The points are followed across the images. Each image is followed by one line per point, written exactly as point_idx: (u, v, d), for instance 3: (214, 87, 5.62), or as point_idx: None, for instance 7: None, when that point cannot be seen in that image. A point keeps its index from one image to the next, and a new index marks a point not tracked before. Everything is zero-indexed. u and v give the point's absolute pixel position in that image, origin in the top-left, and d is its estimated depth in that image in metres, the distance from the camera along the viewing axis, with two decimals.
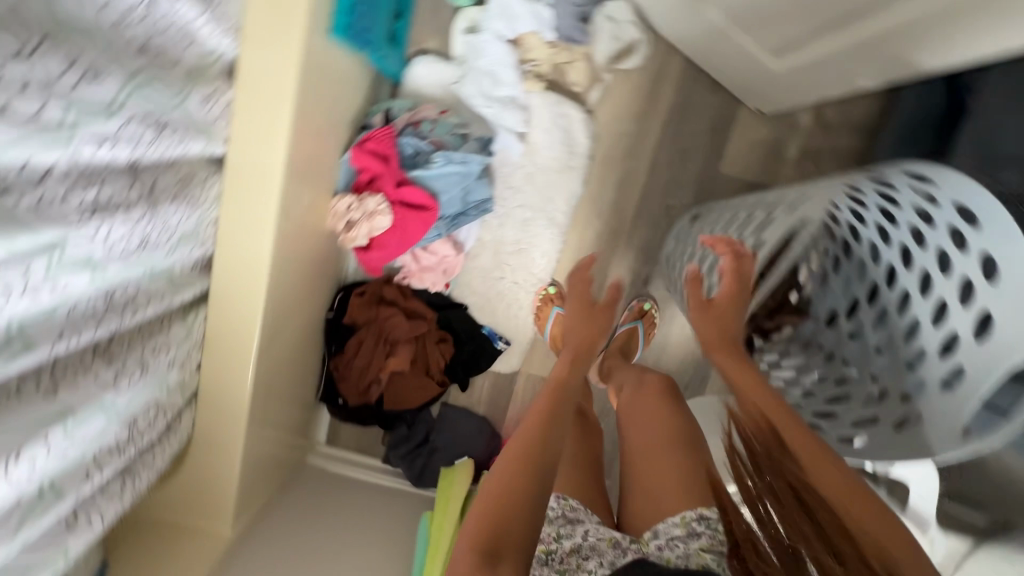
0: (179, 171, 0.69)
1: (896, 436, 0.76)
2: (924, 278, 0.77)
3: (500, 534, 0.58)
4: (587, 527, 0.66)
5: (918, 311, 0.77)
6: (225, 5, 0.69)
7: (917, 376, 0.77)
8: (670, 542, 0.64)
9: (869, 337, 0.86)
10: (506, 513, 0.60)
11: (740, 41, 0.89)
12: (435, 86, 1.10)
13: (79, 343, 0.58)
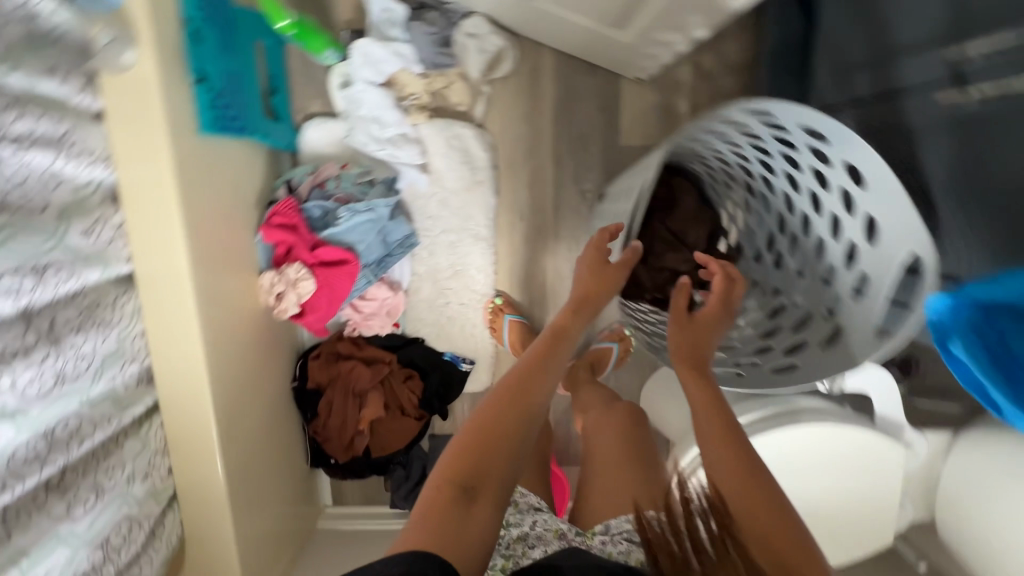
0: (82, 302, 0.74)
1: (823, 355, 0.76)
2: (812, 197, 0.81)
3: (475, 473, 0.61)
4: (536, 518, 0.75)
5: (819, 229, 0.81)
6: (84, 140, 0.74)
7: (833, 291, 0.80)
8: (614, 538, 0.71)
9: (789, 263, 0.89)
10: (486, 452, 0.62)
11: (584, 25, 0.91)
12: (329, 145, 1.14)
13: (20, 487, 0.64)
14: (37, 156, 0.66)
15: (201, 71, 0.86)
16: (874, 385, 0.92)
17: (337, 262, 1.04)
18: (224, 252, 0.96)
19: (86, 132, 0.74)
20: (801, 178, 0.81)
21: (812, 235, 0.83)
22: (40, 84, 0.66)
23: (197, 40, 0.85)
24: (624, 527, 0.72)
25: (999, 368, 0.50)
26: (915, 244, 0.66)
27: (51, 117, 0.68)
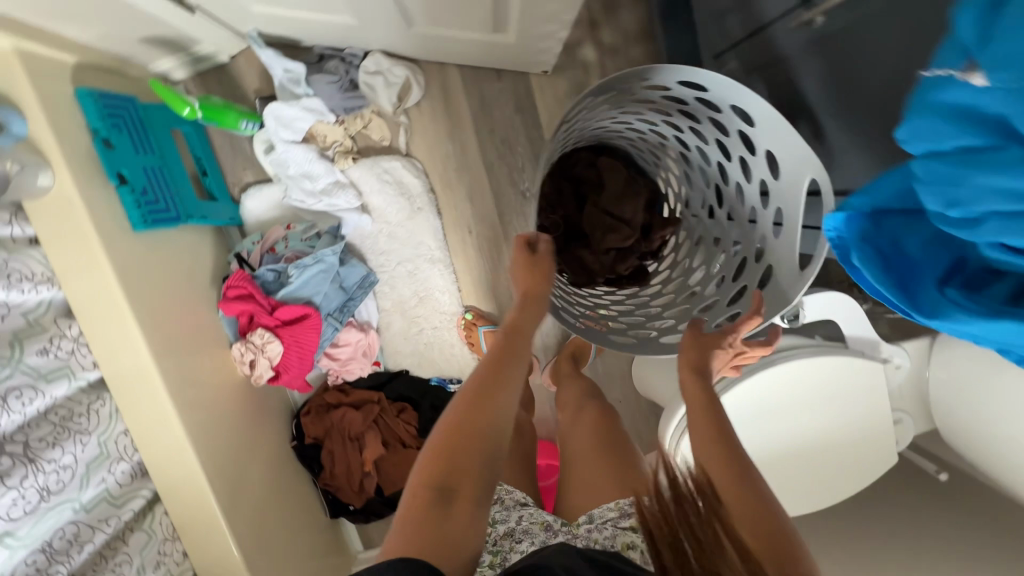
0: (54, 417, 0.77)
1: (763, 294, 0.79)
2: (719, 144, 0.83)
3: (453, 471, 0.56)
4: (522, 513, 0.76)
5: (734, 174, 0.83)
6: (23, 266, 0.78)
7: (759, 229, 0.81)
8: (602, 525, 0.73)
9: (719, 212, 0.90)
10: (465, 445, 0.57)
11: (468, 37, 0.94)
12: (270, 210, 1.18)
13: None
14: None
15: (120, 176, 0.89)
16: (837, 311, 0.90)
17: (300, 318, 1.07)
18: (187, 336, 0.99)
19: (23, 257, 0.78)
20: (703, 131, 0.83)
21: (732, 182, 0.85)
22: None
23: (110, 148, 0.89)
24: (608, 515, 0.75)
25: (888, 273, 0.49)
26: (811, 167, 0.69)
27: None
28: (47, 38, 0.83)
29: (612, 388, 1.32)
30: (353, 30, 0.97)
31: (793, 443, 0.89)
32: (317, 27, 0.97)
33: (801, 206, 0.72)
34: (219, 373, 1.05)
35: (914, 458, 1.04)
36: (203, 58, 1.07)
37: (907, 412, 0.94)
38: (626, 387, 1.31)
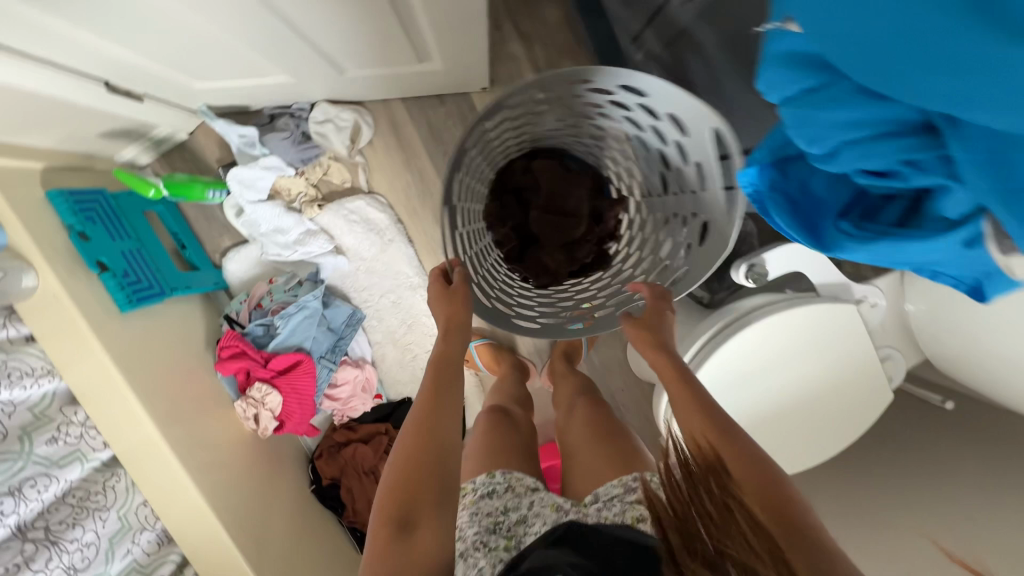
0: (71, 498, 0.83)
1: (707, 246, 0.80)
2: (629, 119, 0.84)
3: (409, 500, 0.60)
4: (533, 499, 0.77)
5: (654, 140, 0.85)
6: (21, 365, 0.83)
7: (692, 184, 0.82)
8: (610, 501, 0.72)
9: (656, 178, 0.91)
10: (416, 475, 0.62)
11: (399, 70, 0.98)
12: (250, 269, 1.23)
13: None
14: None
15: (100, 263, 0.95)
16: (802, 262, 0.90)
17: (294, 365, 1.12)
18: (189, 403, 1.03)
19: (20, 356, 0.84)
20: (610, 112, 0.85)
21: (657, 147, 0.86)
22: None
23: (87, 241, 0.95)
24: (613, 492, 0.73)
25: (799, 220, 0.50)
26: (711, 118, 0.71)
27: None
28: (14, 152, 0.89)
29: (613, 378, 1.33)
30: (292, 86, 1.01)
31: (781, 399, 0.90)
32: (259, 91, 1.02)
33: (715, 152, 0.74)
34: (226, 432, 1.09)
35: (917, 391, 1.03)
36: (163, 139, 1.13)
37: (895, 347, 0.94)
38: (626, 374, 1.32)
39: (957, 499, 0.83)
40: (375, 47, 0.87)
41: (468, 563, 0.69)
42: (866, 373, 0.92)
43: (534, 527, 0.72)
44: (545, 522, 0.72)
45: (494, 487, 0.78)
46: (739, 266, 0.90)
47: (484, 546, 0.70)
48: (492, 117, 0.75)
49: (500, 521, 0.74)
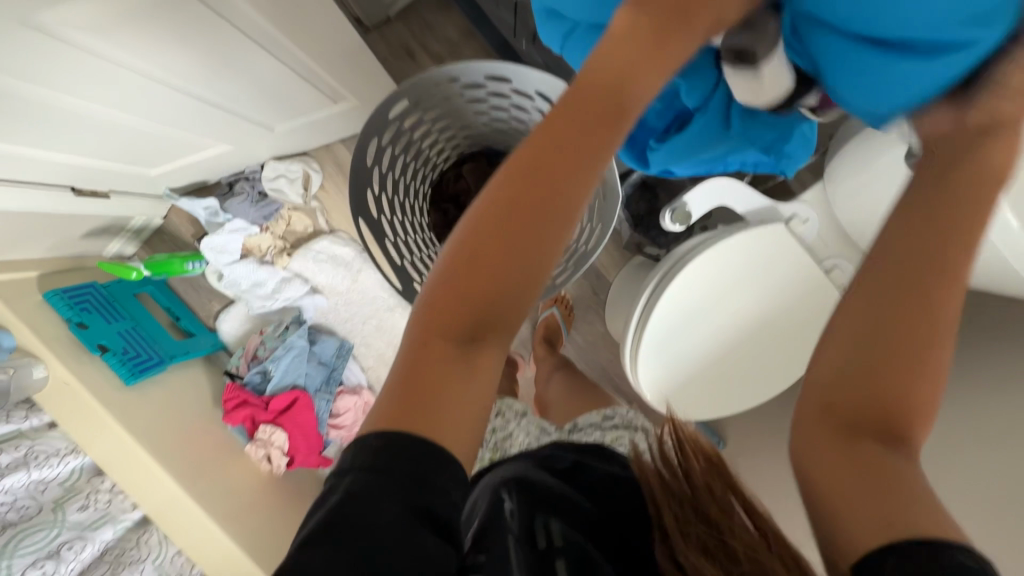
0: (108, 556, 0.94)
1: (608, 193, 0.79)
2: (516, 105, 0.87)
3: (489, 301, 0.37)
4: (520, 420, 0.80)
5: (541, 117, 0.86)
6: (46, 449, 0.95)
7: None
8: (588, 428, 0.76)
9: None
10: (500, 255, 0.37)
11: (322, 113, 1.06)
12: (242, 325, 1.34)
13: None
14: (13, 477, 0.87)
15: (101, 345, 1.07)
16: (725, 197, 0.93)
17: (293, 403, 1.21)
18: (204, 455, 1.12)
19: (45, 440, 0.96)
20: (497, 102, 0.87)
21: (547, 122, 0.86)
22: None
23: (85, 329, 1.07)
24: (592, 420, 0.77)
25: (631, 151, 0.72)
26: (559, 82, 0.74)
27: (9, 450, 0.90)
28: (9, 267, 1.02)
29: (602, 353, 1.35)
30: (234, 153, 1.11)
31: (733, 328, 0.94)
32: (208, 165, 1.12)
33: None
34: (245, 477, 1.17)
35: None
36: (142, 228, 1.26)
37: (843, 256, 0.97)
38: (613, 346, 1.35)
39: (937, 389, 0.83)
40: (288, 98, 0.97)
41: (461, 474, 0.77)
42: (815, 287, 0.93)
43: (518, 438, 0.78)
44: (529, 435, 0.78)
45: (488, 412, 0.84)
46: (663, 214, 0.93)
47: (474, 460, 0.77)
48: (377, 128, 0.80)
49: (488, 438, 0.80)
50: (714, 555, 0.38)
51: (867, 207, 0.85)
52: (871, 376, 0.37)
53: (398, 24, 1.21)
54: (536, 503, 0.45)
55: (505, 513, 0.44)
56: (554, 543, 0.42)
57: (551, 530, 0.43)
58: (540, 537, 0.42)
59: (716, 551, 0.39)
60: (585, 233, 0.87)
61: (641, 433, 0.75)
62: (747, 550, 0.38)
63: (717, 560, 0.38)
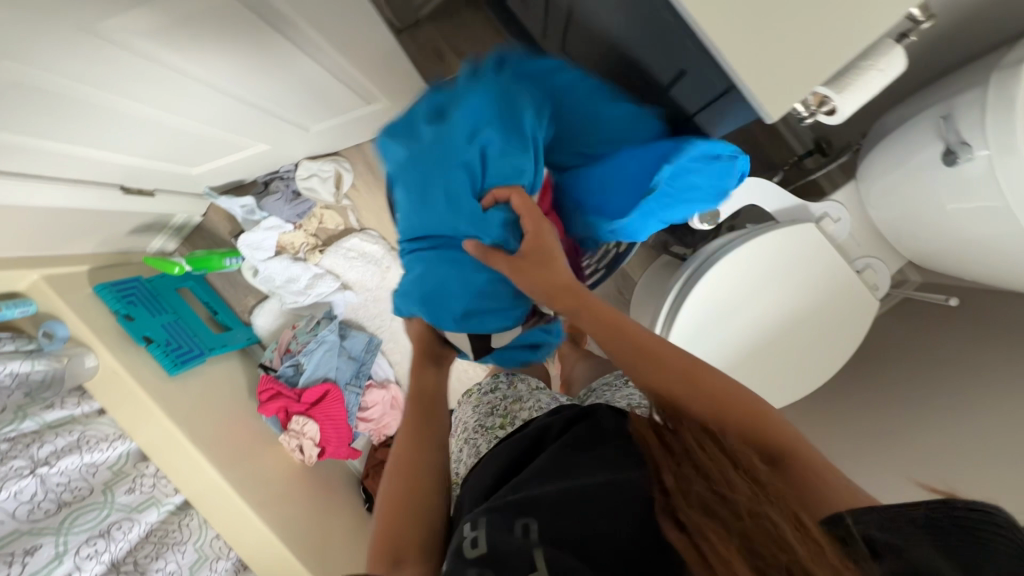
0: (154, 538, 0.98)
1: None
2: None
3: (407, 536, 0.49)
4: (531, 389, 0.74)
5: None
6: (96, 433, 1.00)
7: None
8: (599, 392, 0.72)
9: None
10: (427, 415, 0.60)
11: (354, 114, 1.09)
12: (276, 320, 1.39)
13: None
14: (68, 459, 0.91)
15: (146, 337, 1.13)
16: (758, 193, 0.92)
17: (324, 395, 1.24)
18: (240, 444, 1.17)
19: (95, 425, 1.01)
20: None
21: None
22: (47, 416, 0.94)
23: (132, 321, 1.12)
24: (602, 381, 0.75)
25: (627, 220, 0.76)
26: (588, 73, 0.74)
27: (64, 433, 0.94)
28: (62, 262, 1.09)
29: None
30: (270, 153, 1.15)
31: (766, 325, 0.93)
32: (245, 165, 1.17)
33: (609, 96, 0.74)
34: (278, 466, 1.22)
35: (925, 297, 1.02)
36: (182, 225, 1.32)
37: (875, 256, 0.96)
38: None
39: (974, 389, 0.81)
40: (323, 99, 1.00)
41: (471, 445, 0.68)
42: (846, 281, 0.93)
43: (525, 402, 0.70)
44: (537, 399, 0.71)
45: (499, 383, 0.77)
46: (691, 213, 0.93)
47: (484, 428, 0.69)
48: None
49: (496, 406, 0.72)
50: (718, 517, 0.38)
51: (901, 206, 0.84)
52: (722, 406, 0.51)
53: (428, 27, 1.24)
54: (518, 500, 0.43)
55: (468, 545, 0.40)
56: (534, 533, 0.40)
57: (530, 522, 0.41)
58: (515, 532, 0.40)
59: (721, 512, 0.38)
60: None
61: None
62: (749, 507, 0.38)
63: (720, 522, 0.37)
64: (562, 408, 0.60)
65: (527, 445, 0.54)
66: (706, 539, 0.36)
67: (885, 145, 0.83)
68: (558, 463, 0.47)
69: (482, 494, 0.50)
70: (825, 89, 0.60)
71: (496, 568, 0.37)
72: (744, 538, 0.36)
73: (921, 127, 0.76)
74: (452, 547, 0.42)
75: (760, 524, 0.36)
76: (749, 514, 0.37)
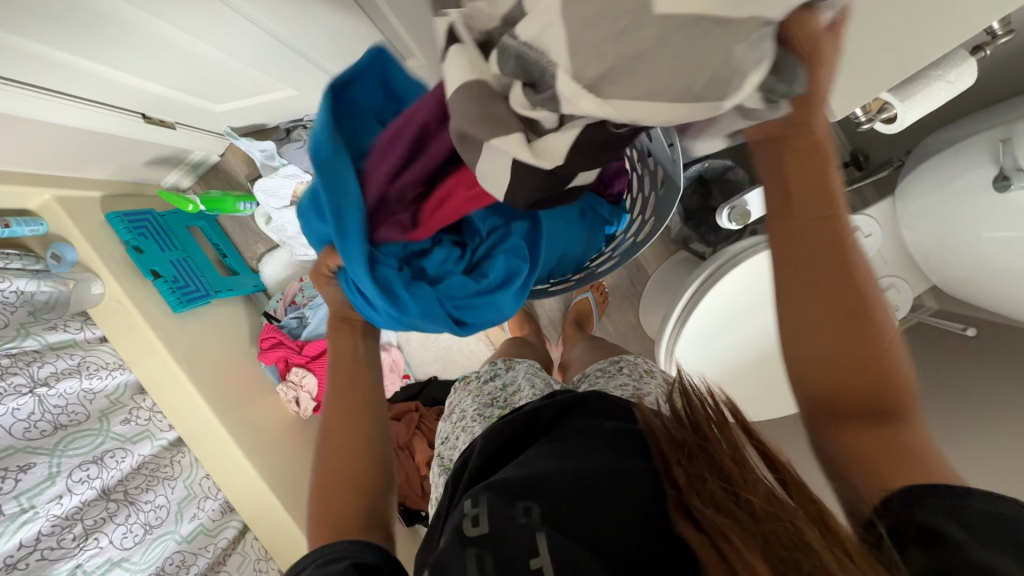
0: (145, 470, 0.98)
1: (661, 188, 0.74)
2: None
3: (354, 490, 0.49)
4: (526, 371, 0.67)
5: None
6: (98, 361, 1.00)
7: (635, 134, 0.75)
8: (596, 382, 0.64)
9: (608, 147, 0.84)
10: (356, 378, 0.57)
11: None
12: (283, 270, 1.39)
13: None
14: (67, 382, 0.91)
15: (153, 272, 1.12)
16: None
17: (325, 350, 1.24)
18: (237, 389, 1.17)
19: (96, 352, 1.01)
20: None
21: None
22: (50, 337, 0.93)
23: (141, 253, 1.11)
24: (600, 368, 0.66)
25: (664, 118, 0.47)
26: None
27: (65, 356, 0.94)
28: (77, 185, 1.07)
29: (630, 344, 1.35)
30: (296, 100, 1.12)
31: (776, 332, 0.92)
32: (269, 108, 1.14)
33: None
34: (273, 414, 1.22)
35: (940, 323, 1.00)
36: (199, 163, 1.29)
37: (898, 276, 0.95)
38: (643, 338, 1.34)
39: (982, 423, 0.81)
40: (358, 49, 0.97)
41: (467, 435, 0.59)
42: None
43: (524, 390, 0.62)
44: (536, 386, 0.62)
45: (498, 371, 0.69)
46: (721, 210, 0.91)
47: (480, 419, 0.60)
48: None
49: (496, 395, 0.64)
50: (735, 517, 0.33)
51: (937, 228, 0.82)
52: (859, 339, 0.45)
53: None
54: (515, 480, 0.39)
55: (469, 524, 0.36)
56: (536, 517, 0.36)
57: (531, 506, 0.37)
58: (518, 512, 0.36)
59: (737, 511, 0.34)
60: (633, 234, 0.82)
61: (652, 382, 0.63)
62: (770, 511, 0.33)
63: (737, 523, 0.33)
64: (556, 392, 0.53)
65: (518, 427, 0.48)
66: (723, 538, 0.32)
67: (928, 163, 0.81)
68: (553, 447, 0.43)
69: (477, 476, 0.45)
70: (888, 95, 0.60)
71: (496, 557, 0.34)
72: (766, 539, 0.32)
73: (970, 150, 0.74)
74: (451, 525, 0.38)
75: (781, 526, 0.32)
76: (769, 515, 0.33)
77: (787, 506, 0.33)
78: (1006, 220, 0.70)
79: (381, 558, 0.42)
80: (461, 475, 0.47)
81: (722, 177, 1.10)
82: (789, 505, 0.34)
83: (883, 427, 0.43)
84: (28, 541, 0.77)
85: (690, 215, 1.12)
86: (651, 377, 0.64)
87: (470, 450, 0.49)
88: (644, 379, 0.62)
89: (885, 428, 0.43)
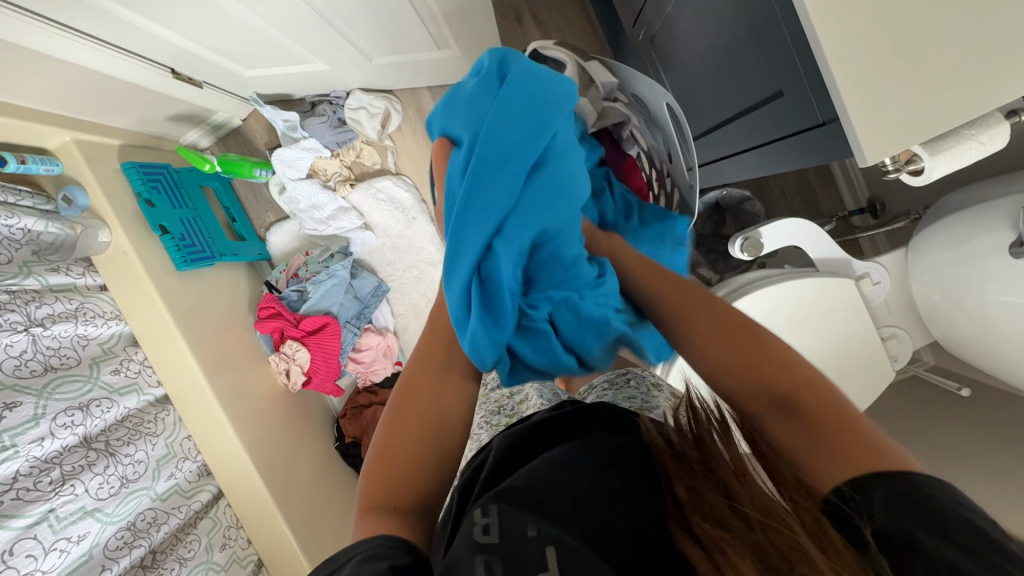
0: (130, 423, 0.97)
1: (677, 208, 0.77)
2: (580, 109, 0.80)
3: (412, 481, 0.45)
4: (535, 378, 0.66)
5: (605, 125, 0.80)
6: (95, 308, 0.99)
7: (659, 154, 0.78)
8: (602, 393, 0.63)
9: None
10: (439, 361, 0.55)
11: (421, 57, 1.07)
12: (290, 242, 1.39)
13: (118, 565, 0.86)
14: (62, 325, 0.90)
15: (162, 227, 1.11)
16: (801, 237, 0.91)
17: (322, 327, 1.24)
18: (230, 353, 1.17)
19: (95, 300, 1.00)
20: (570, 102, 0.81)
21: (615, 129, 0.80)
22: (51, 279, 0.93)
23: (152, 207, 1.11)
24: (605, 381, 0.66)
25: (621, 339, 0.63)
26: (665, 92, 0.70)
27: (63, 299, 0.93)
28: (97, 130, 1.07)
29: None
30: (325, 74, 1.11)
31: None
32: (299, 80, 1.13)
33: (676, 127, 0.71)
34: (262, 384, 1.22)
35: (935, 380, 1.01)
36: (220, 124, 1.29)
37: (902, 327, 0.96)
38: None
39: (957, 484, 0.82)
40: (392, 32, 0.97)
41: (473, 443, 0.60)
42: (869, 344, 0.93)
43: (532, 400, 0.61)
44: (544, 397, 0.61)
45: None
46: (734, 240, 0.90)
47: (486, 426, 0.61)
48: None
49: (503, 403, 0.64)
50: (735, 531, 0.33)
51: (944, 285, 0.83)
52: (744, 348, 0.46)
53: None
54: (526, 489, 0.38)
55: (479, 532, 0.36)
56: (545, 529, 0.36)
57: (538, 516, 0.37)
58: (527, 525, 0.36)
59: (736, 525, 0.34)
60: None
61: (659, 395, 0.62)
62: (766, 525, 0.33)
63: (737, 536, 0.33)
64: (564, 403, 0.52)
65: (525, 438, 0.48)
66: (724, 554, 0.32)
67: (948, 218, 0.81)
68: (556, 454, 0.43)
69: (486, 484, 0.44)
70: (918, 148, 0.61)
71: (506, 563, 0.34)
72: (761, 553, 0.32)
73: (985, 214, 0.75)
74: (461, 531, 0.38)
75: (780, 538, 0.32)
76: (768, 528, 0.33)
77: (786, 520, 0.33)
78: (1015, 284, 0.71)
79: (413, 559, 0.38)
80: (472, 479, 0.47)
81: (738, 207, 1.12)
82: (786, 517, 0.34)
83: (798, 423, 0.40)
84: (5, 479, 0.77)
85: (700, 240, 1.11)
86: (658, 389, 0.64)
87: (481, 458, 0.49)
88: (653, 392, 0.62)
89: (794, 421, 0.41)
